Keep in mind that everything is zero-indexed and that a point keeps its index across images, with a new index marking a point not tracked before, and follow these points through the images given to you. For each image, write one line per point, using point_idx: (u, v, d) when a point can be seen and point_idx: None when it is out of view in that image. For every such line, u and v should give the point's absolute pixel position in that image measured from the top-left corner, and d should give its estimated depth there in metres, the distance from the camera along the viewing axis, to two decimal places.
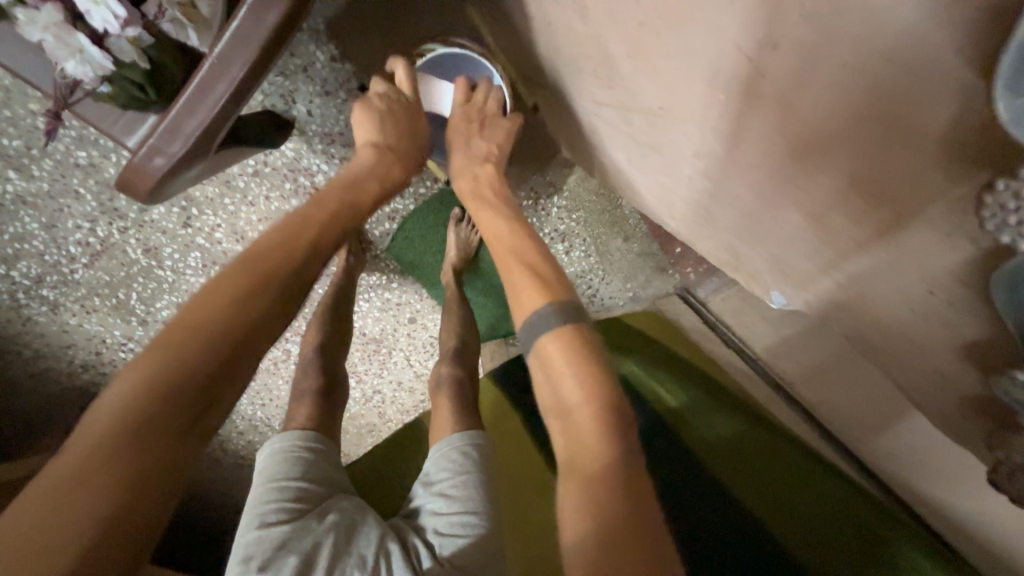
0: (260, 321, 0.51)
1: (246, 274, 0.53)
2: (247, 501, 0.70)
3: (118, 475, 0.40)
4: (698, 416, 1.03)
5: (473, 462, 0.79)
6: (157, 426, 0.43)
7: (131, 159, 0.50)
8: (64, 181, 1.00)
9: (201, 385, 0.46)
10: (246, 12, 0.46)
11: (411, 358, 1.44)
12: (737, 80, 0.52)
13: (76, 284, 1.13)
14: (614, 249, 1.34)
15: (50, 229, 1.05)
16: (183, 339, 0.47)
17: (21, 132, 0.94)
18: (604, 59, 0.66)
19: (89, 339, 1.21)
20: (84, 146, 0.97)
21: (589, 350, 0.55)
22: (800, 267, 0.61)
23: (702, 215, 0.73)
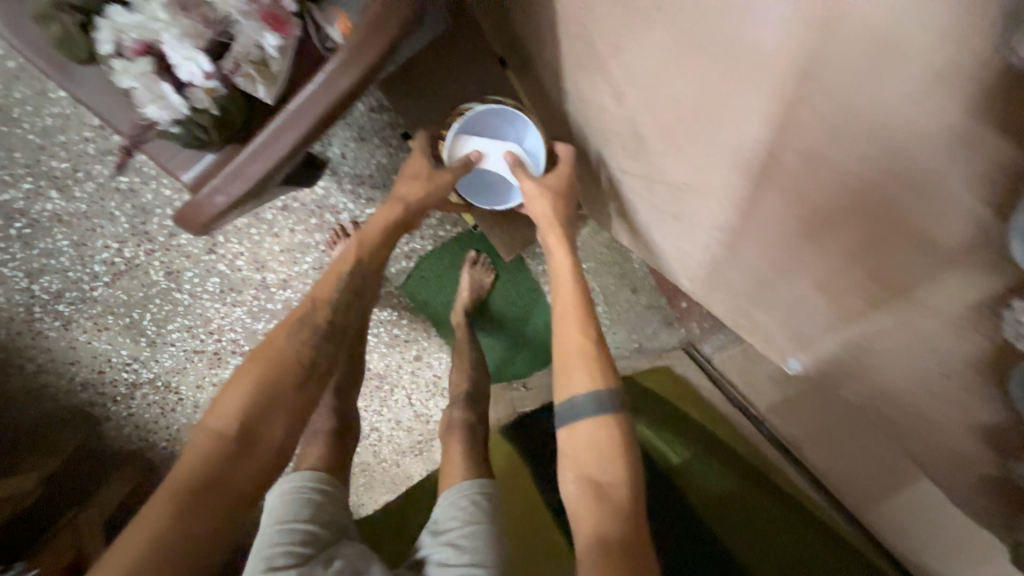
0: (290, 370, 0.62)
1: (276, 337, 0.64)
2: (256, 539, 0.70)
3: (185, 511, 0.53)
4: (701, 472, 1.00)
5: (482, 511, 0.78)
6: (211, 467, 0.55)
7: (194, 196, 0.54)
8: (102, 203, 1.04)
9: (241, 433, 0.57)
10: (320, 79, 0.52)
11: (413, 396, 1.46)
12: (758, 163, 0.56)
13: (93, 301, 1.15)
14: (622, 301, 1.40)
15: (79, 247, 1.08)
16: (236, 394, 0.59)
17: (71, 156, 0.99)
18: (632, 134, 0.71)
19: (95, 356, 1.21)
20: (127, 172, 1.02)
21: (620, 437, 0.63)
22: (810, 330, 0.65)
23: (713, 278, 0.78)
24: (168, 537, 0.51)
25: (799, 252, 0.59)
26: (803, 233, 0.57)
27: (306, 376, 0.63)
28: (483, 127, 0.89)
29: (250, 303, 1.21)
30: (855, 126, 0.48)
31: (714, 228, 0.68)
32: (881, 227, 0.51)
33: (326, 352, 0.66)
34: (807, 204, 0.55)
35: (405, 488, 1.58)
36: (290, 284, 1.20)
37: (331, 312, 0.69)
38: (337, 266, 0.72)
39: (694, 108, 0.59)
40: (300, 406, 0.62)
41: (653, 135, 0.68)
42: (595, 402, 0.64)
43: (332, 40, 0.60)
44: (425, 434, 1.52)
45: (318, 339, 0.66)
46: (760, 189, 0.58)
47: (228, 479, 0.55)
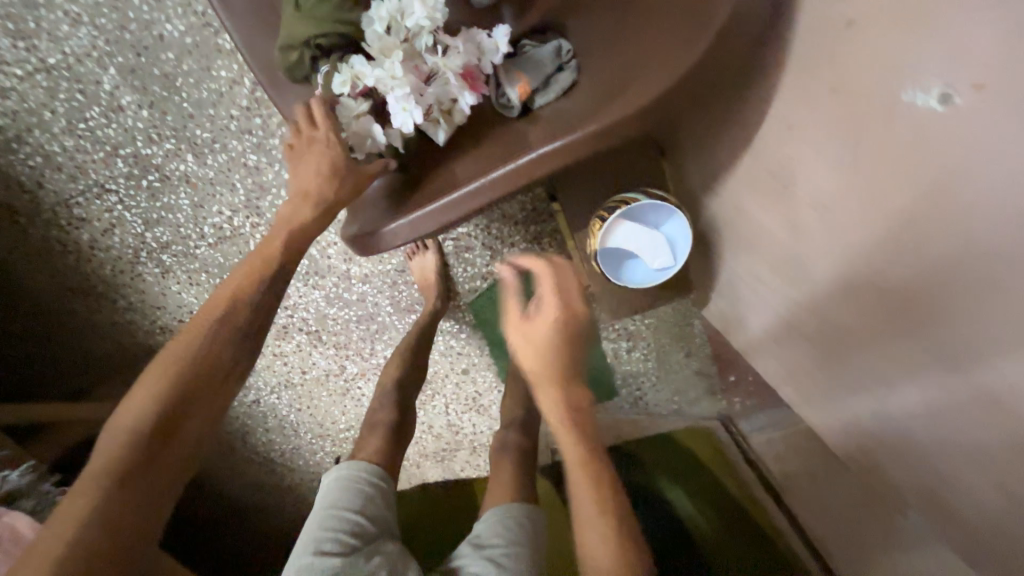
0: (197, 370, 0.62)
1: (184, 339, 0.63)
2: (311, 518, 0.78)
3: (160, 415, 0.59)
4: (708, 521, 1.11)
5: (520, 536, 0.84)
6: (194, 372, 0.62)
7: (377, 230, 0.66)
8: (228, 174, 1.12)
9: (149, 436, 0.58)
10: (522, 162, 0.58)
11: (451, 406, 1.50)
12: (849, 265, 0.65)
13: (194, 258, 1.23)
14: (674, 361, 1.41)
15: (196, 208, 1.16)
16: (149, 394, 0.59)
17: (214, 128, 1.08)
18: (767, 184, 0.75)
19: (180, 306, 1.29)
20: (257, 151, 1.10)
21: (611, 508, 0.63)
22: (898, 411, 0.65)
23: (787, 360, 0.87)
24: (148, 426, 0.58)
25: (899, 339, 0.61)
26: (882, 335, 0.64)
27: (253, 308, 0.67)
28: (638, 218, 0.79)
29: (329, 289, 1.29)
30: (967, 200, 0.49)
31: (807, 317, 0.76)
32: (948, 336, 0.55)
33: (239, 353, 0.65)
34: (887, 304, 0.62)
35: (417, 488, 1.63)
36: (370, 279, 1.29)
37: (245, 313, 0.66)
38: (241, 272, 0.68)
39: (821, 171, 0.64)
40: (218, 403, 0.63)
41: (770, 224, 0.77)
42: (607, 540, 0.61)
43: (508, 98, 0.67)
44: (451, 443, 1.56)
45: (232, 342, 0.65)
46: (848, 290, 0.66)
47: (140, 482, 0.57)
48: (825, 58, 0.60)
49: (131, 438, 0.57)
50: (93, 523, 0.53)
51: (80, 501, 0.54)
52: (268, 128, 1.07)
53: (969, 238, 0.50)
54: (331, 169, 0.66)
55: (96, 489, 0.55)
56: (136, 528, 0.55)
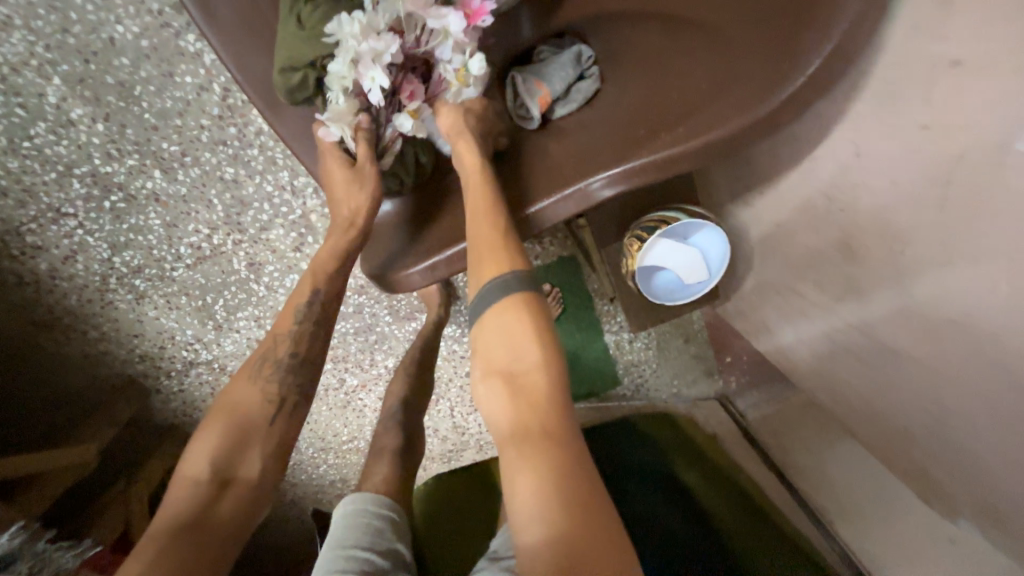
0: (253, 408, 0.64)
1: (238, 386, 0.66)
2: (319, 561, 0.75)
3: (219, 459, 0.60)
4: (718, 501, 1.02)
5: None
6: (248, 418, 0.64)
7: (398, 273, 0.66)
8: (203, 190, 1.03)
9: (214, 472, 0.59)
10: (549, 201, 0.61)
11: (456, 408, 1.49)
12: (901, 263, 0.68)
13: (171, 281, 1.14)
14: (673, 348, 1.41)
15: (170, 228, 1.07)
16: (208, 436, 0.61)
17: (183, 140, 0.98)
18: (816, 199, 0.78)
19: (160, 332, 1.21)
20: (234, 163, 1.01)
21: (547, 348, 0.52)
22: (944, 381, 0.67)
23: (828, 357, 0.87)
24: (205, 476, 0.59)
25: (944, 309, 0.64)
26: (917, 331, 0.69)
27: (294, 347, 0.69)
28: (682, 233, 0.81)
29: None
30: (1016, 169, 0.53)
31: (839, 304, 0.81)
32: (983, 343, 0.61)
33: (292, 384, 0.67)
34: (931, 306, 0.66)
35: None
36: (366, 290, 1.24)
37: (289, 346, 0.68)
38: (290, 301, 0.71)
39: (859, 164, 0.70)
40: (275, 434, 0.64)
41: (825, 215, 0.77)
42: (506, 289, 0.55)
43: (527, 109, 0.63)
44: (457, 444, 1.55)
45: (281, 373, 0.67)
46: (893, 283, 0.70)
47: (206, 515, 0.57)
48: (893, 82, 0.62)
49: (191, 487, 0.58)
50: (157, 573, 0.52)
51: (145, 555, 0.53)
52: (245, 137, 0.98)
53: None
54: (363, 182, 0.65)
55: (160, 541, 0.54)
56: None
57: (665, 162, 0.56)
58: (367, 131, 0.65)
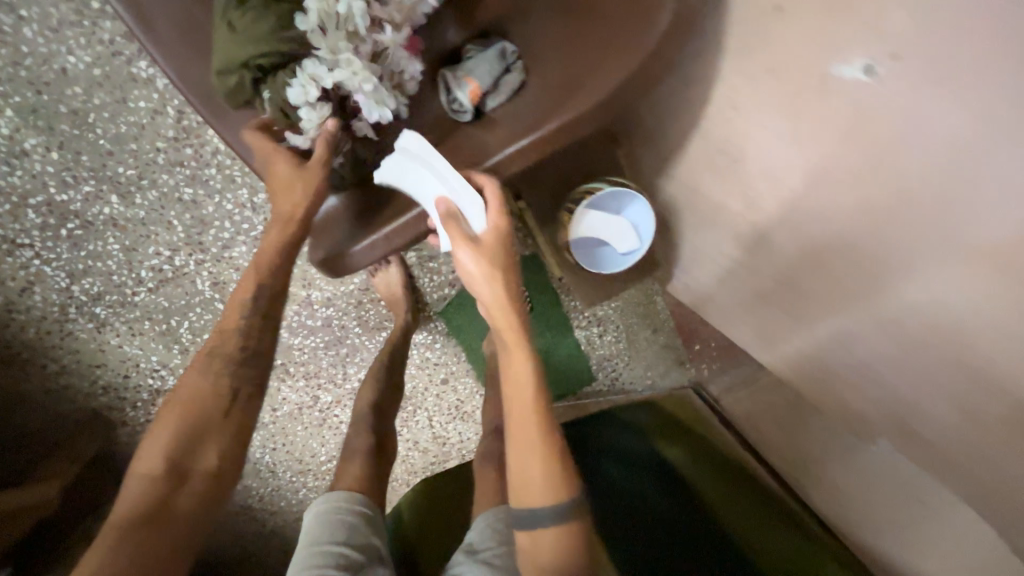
0: (206, 401, 0.64)
1: (189, 380, 0.66)
2: (296, 558, 0.79)
3: (173, 455, 0.61)
4: (701, 473, 0.99)
5: (506, 538, 0.94)
6: (200, 415, 0.64)
7: (355, 249, 0.67)
8: (162, 212, 1.05)
9: (170, 468, 0.60)
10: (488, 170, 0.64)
11: (434, 418, 1.47)
12: (819, 231, 0.78)
13: (132, 306, 1.13)
14: (642, 338, 1.32)
15: (129, 252, 1.07)
16: (161, 433, 0.62)
17: (139, 164, 1.00)
18: (714, 155, 0.89)
19: (124, 360, 1.19)
20: (193, 184, 1.03)
21: (578, 532, 0.62)
22: (859, 273, 0.76)
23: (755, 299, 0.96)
24: (160, 471, 0.60)
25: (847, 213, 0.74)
26: (829, 242, 0.79)
27: (245, 334, 0.69)
28: (607, 204, 0.88)
29: (291, 319, 1.25)
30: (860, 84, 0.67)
31: (752, 255, 0.91)
32: (885, 232, 0.72)
33: (247, 377, 0.67)
34: (861, 262, 0.75)
35: None
36: (333, 302, 1.25)
37: (240, 339, 0.68)
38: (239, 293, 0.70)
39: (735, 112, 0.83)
40: (229, 429, 0.65)
41: (759, 187, 0.84)
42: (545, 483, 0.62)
43: (460, 103, 0.68)
44: (438, 456, 1.52)
45: (234, 366, 0.67)
46: (805, 224, 0.80)
47: (164, 510, 0.59)
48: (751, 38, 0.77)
49: (148, 488, 0.59)
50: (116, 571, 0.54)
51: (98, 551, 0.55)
52: (202, 157, 1.01)
53: (899, 143, 0.66)
54: (308, 184, 0.65)
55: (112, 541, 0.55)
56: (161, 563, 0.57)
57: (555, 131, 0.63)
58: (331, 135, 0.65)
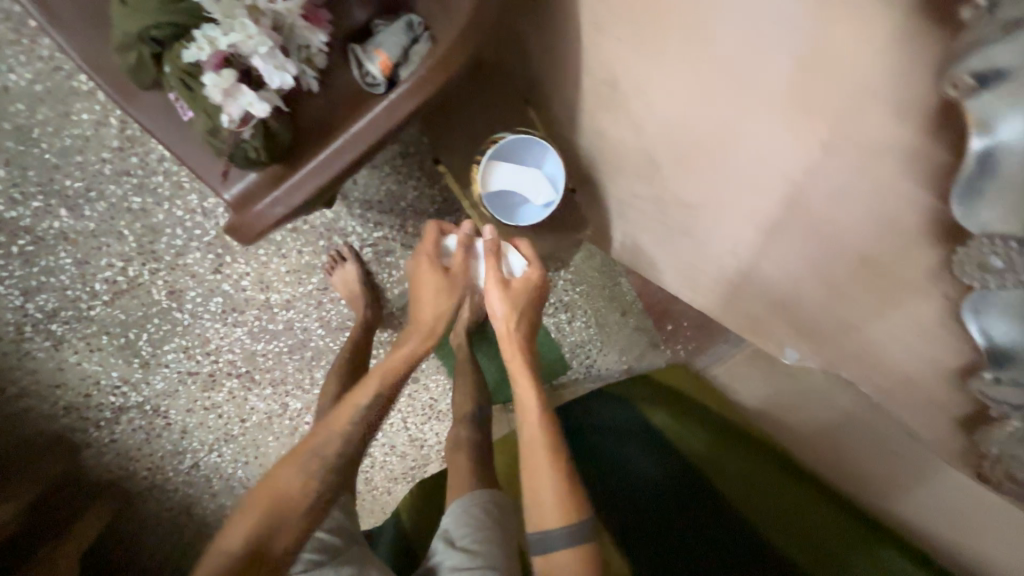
0: (332, 452, 0.68)
1: (313, 437, 0.69)
2: None
3: (257, 538, 0.60)
4: (725, 465, 0.99)
5: (490, 518, 0.90)
6: (287, 501, 0.64)
7: (252, 208, 0.56)
8: (112, 223, 1.06)
9: (276, 512, 0.62)
10: (381, 104, 0.53)
11: (408, 419, 1.44)
12: (761, 197, 0.59)
13: (89, 321, 1.13)
14: (613, 323, 1.25)
15: (82, 265, 1.08)
16: (294, 482, 0.65)
17: (86, 176, 1.02)
18: (606, 98, 0.70)
19: (84, 378, 1.18)
20: (141, 192, 1.05)
21: (594, 558, 0.69)
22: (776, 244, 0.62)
23: (695, 277, 0.81)
24: (259, 519, 0.61)
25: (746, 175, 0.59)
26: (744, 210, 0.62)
27: (343, 443, 0.69)
28: (514, 156, 0.80)
29: (252, 323, 1.21)
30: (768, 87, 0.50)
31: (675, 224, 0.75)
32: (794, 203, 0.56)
33: (358, 428, 0.71)
34: (864, 274, 0.55)
35: None
36: (293, 304, 1.22)
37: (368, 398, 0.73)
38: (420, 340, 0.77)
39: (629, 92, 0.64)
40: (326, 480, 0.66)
41: (662, 163, 0.69)
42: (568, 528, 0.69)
43: (373, 76, 0.66)
44: (418, 459, 1.48)
45: (358, 421, 0.71)
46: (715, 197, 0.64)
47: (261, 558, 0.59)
48: None
49: (227, 558, 0.58)
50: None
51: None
52: (149, 166, 1.03)
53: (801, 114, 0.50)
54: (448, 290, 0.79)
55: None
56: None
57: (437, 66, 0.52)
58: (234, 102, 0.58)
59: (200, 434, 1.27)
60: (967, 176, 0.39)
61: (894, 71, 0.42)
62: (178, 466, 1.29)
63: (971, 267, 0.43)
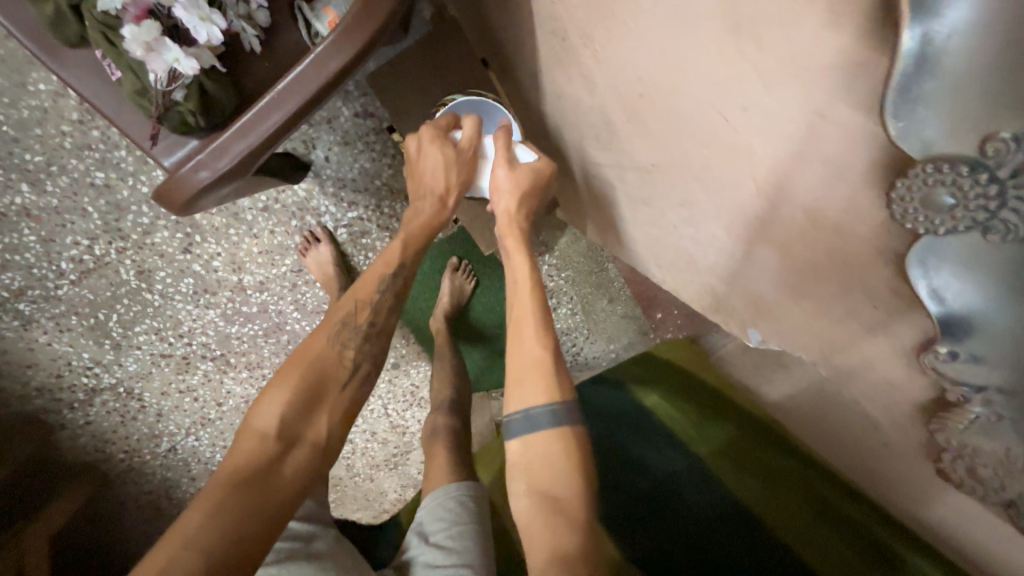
0: (334, 366, 0.59)
1: (318, 341, 0.59)
2: None
3: (291, 413, 0.55)
4: (740, 470, 0.74)
5: (469, 512, 0.81)
6: (323, 374, 0.58)
7: (176, 172, 0.52)
8: (75, 198, 1.03)
9: (282, 428, 0.54)
10: (311, 59, 0.49)
11: (390, 406, 1.38)
12: (698, 133, 0.50)
13: (57, 301, 1.11)
14: (599, 310, 1.19)
15: (47, 243, 1.05)
16: (290, 386, 0.56)
17: (46, 150, 0.99)
18: (559, 52, 0.61)
19: (54, 359, 1.15)
20: (104, 167, 1.02)
21: (582, 452, 0.58)
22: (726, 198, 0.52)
23: (658, 247, 0.72)
24: (273, 430, 0.54)
25: (681, 104, 0.49)
26: (688, 153, 0.53)
27: (374, 315, 0.63)
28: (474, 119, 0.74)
29: (225, 305, 1.17)
30: None
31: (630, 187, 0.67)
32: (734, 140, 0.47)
33: (366, 353, 0.61)
34: (809, 235, 0.46)
35: (379, 505, 1.50)
36: (267, 286, 1.18)
37: (371, 313, 0.63)
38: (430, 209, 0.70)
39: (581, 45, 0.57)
40: (342, 402, 0.58)
41: (612, 117, 0.60)
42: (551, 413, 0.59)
43: (320, 33, 0.62)
44: (400, 446, 1.43)
45: (362, 340, 0.61)
46: (660, 139, 0.55)
47: (270, 470, 0.52)
48: None
49: (262, 439, 0.53)
50: (194, 550, 0.46)
51: (221, 485, 0.50)
52: (109, 139, 0.99)
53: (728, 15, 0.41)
54: (459, 165, 0.70)
55: (220, 491, 0.49)
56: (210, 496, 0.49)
57: (363, 16, 0.49)
58: (160, 59, 0.55)
59: (176, 417, 1.25)
60: (900, 79, 0.32)
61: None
62: (155, 449, 1.27)
63: (904, 198, 0.36)
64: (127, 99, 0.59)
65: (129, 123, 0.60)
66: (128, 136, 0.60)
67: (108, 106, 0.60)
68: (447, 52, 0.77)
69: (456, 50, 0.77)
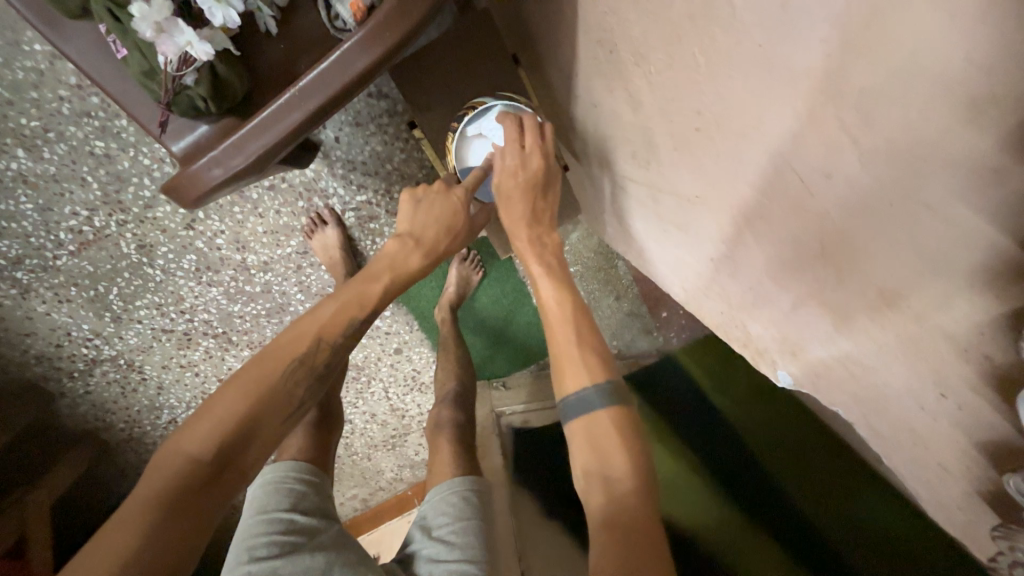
0: (290, 391, 0.52)
1: (281, 363, 0.52)
2: (237, 531, 0.64)
3: (231, 440, 0.47)
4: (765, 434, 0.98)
5: (472, 507, 0.81)
6: (272, 404, 0.51)
7: (189, 166, 0.49)
8: (74, 167, 0.99)
9: (222, 455, 0.47)
10: (336, 56, 0.46)
11: (390, 390, 1.38)
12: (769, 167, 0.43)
13: (55, 271, 1.08)
14: (604, 308, 1.13)
15: (44, 212, 1.02)
16: (236, 407, 0.48)
17: (43, 115, 0.94)
18: (610, 57, 0.57)
19: (53, 329, 1.13)
20: (104, 137, 0.97)
21: (634, 434, 0.56)
22: (776, 243, 0.47)
23: (690, 276, 0.65)
24: (209, 457, 0.46)
25: (757, 135, 0.43)
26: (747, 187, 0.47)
27: (333, 356, 0.55)
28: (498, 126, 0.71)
29: (228, 284, 1.15)
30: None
31: (671, 212, 0.61)
32: (814, 187, 0.40)
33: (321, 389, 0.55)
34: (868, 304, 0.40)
35: (377, 482, 1.53)
36: (271, 266, 1.16)
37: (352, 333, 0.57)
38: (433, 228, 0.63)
39: (632, 52, 0.54)
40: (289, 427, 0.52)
41: (656, 131, 0.56)
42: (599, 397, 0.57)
43: (343, 19, 0.56)
44: (399, 428, 1.44)
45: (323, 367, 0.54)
46: (717, 165, 0.49)
47: (202, 499, 0.46)
48: None
49: (191, 465, 0.46)
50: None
51: (146, 509, 0.44)
52: (109, 107, 0.94)
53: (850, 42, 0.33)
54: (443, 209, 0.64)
55: (145, 523, 0.43)
56: (138, 525, 0.43)
57: (396, 15, 0.46)
58: (171, 41, 0.51)
59: (176, 391, 1.25)
60: None
61: (964, 24, 0.27)
62: (155, 420, 1.28)
63: None
64: (131, 76, 0.55)
65: (135, 105, 0.57)
66: (132, 117, 0.56)
67: (115, 88, 0.56)
68: (474, 40, 0.72)
69: (480, 39, 0.72)
